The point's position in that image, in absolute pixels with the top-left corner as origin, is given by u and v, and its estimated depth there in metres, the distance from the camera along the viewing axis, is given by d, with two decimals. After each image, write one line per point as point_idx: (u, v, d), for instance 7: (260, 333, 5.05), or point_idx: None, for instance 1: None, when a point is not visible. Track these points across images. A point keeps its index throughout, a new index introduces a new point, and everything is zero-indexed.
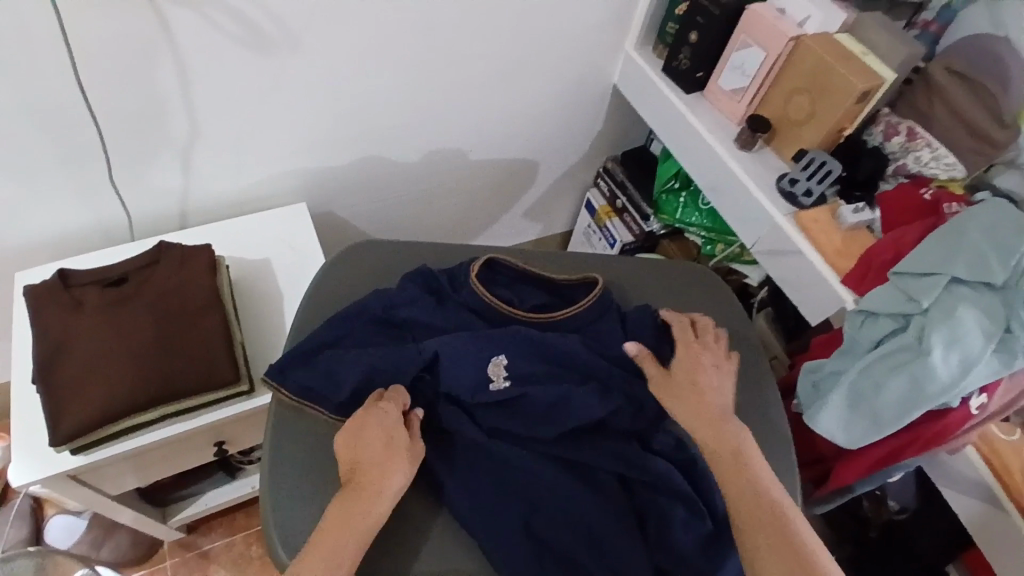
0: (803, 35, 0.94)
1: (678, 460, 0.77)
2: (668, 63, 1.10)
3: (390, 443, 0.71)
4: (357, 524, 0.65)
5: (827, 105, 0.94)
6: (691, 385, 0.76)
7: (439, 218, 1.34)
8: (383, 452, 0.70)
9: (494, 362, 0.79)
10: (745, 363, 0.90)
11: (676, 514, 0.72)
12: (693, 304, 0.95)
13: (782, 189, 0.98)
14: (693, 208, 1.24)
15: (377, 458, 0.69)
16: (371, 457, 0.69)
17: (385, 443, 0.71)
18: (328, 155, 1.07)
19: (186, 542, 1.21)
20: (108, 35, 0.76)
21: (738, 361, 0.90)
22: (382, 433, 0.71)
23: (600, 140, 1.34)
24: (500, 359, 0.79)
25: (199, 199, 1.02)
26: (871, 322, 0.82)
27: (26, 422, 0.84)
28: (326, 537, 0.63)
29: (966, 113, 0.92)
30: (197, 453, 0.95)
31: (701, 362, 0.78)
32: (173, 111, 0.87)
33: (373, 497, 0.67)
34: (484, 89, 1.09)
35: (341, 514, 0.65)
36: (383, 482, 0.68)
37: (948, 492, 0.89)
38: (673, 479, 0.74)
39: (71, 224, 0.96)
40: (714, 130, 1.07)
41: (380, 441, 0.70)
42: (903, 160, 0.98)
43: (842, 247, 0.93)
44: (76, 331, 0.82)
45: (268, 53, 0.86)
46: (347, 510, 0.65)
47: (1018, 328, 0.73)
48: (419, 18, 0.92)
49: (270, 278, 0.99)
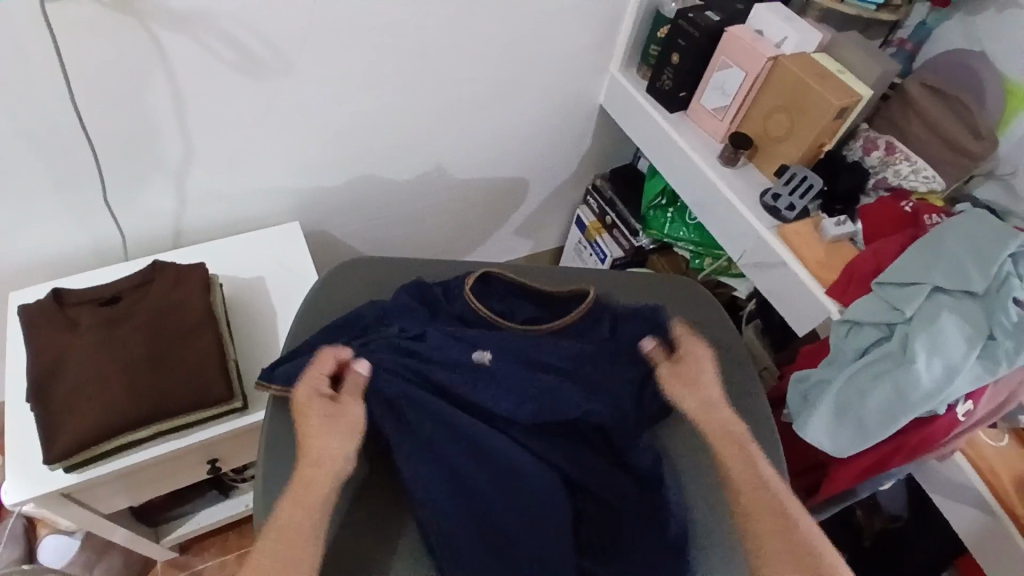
0: (780, 55, 0.97)
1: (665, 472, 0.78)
2: (653, 84, 1.13)
3: (330, 421, 0.73)
4: (306, 513, 0.67)
5: (805, 122, 0.97)
6: (690, 378, 0.81)
7: (431, 236, 1.35)
8: (321, 430, 0.72)
9: (478, 352, 0.80)
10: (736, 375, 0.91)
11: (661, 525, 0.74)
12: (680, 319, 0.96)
13: (765, 205, 1.00)
14: (682, 223, 1.26)
15: (314, 438, 0.72)
16: (309, 437, 0.72)
17: (322, 414, 0.74)
18: (321, 175, 1.08)
19: (178, 562, 1.20)
20: (104, 59, 0.77)
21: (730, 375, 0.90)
22: (324, 412, 0.74)
23: (589, 157, 1.36)
24: (485, 352, 0.80)
25: (193, 219, 1.03)
26: (856, 331, 0.84)
27: (19, 441, 0.84)
28: (281, 522, 0.66)
29: (943, 126, 0.95)
30: (190, 471, 0.95)
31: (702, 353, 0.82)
32: (166, 132, 0.89)
33: (318, 484, 0.69)
34: (474, 110, 1.11)
35: (291, 506, 0.67)
36: (322, 463, 0.70)
37: (938, 499, 0.90)
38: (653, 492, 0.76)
39: (66, 244, 0.97)
40: (698, 147, 1.09)
41: (321, 420, 0.73)
42: (882, 174, 0.99)
43: (825, 258, 0.95)
44: (70, 350, 0.83)
45: (260, 75, 0.88)
46: (299, 491, 0.68)
47: (1001, 335, 0.74)
48: (408, 40, 0.94)
49: (264, 296, 1.00)
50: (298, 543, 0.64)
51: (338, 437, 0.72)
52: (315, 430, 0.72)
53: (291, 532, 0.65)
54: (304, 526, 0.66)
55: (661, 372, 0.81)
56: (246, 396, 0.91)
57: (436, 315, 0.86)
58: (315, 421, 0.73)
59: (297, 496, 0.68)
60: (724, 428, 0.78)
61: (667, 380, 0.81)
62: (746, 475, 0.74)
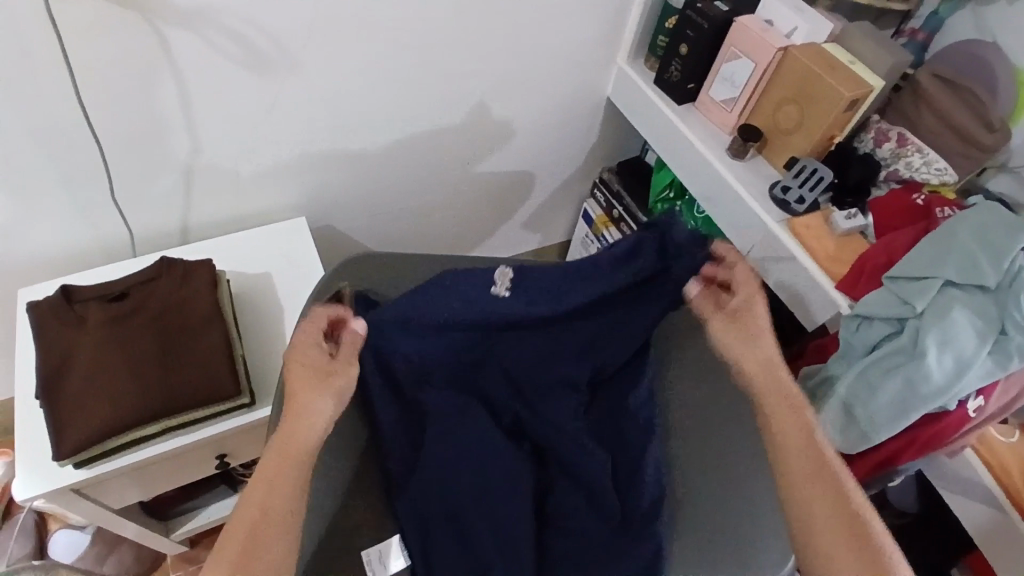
0: (790, 46, 0.96)
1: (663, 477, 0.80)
2: (660, 75, 1.11)
3: (319, 375, 0.70)
4: (291, 471, 0.66)
5: (816, 114, 0.95)
6: (740, 331, 0.77)
7: (437, 231, 1.35)
8: (307, 386, 0.69)
9: (500, 271, 0.83)
10: None
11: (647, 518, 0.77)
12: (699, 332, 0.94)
13: (775, 197, 0.99)
14: (689, 217, 1.24)
15: (302, 398, 0.68)
16: (299, 393, 0.69)
17: (313, 373, 0.70)
18: (327, 170, 1.08)
19: (189, 556, 1.21)
20: (109, 55, 0.77)
21: None
22: (314, 367, 0.70)
23: (596, 150, 1.36)
24: (506, 269, 0.83)
25: (200, 214, 1.04)
26: (866, 326, 0.83)
27: (31, 436, 0.85)
28: (268, 470, 0.66)
29: (954, 117, 0.94)
30: (198, 466, 0.96)
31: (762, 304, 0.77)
32: (172, 129, 0.89)
33: (303, 436, 0.67)
34: (479, 102, 1.10)
35: (275, 456, 0.66)
36: (312, 416, 0.68)
37: (948, 496, 0.89)
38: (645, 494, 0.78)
39: (74, 240, 0.97)
40: (706, 139, 1.08)
41: (311, 375, 0.70)
42: (894, 166, 0.98)
43: (835, 252, 0.94)
44: (79, 346, 0.83)
45: (263, 71, 0.88)
46: (287, 436, 0.67)
47: (1012, 329, 0.74)
48: (413, 33, 0.93)
49: (270, 291, 1.00)
50: (279, 501, 0.65)
51: (329, 396, 0.69)
52: (304, 385, 0.69)
53: (273, 487, 0.65)
54: (287, 483, 0.66)
55: (711, 324, 0.78)
56: (254, 392, 0.91)
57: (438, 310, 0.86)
58: (302, 377, 0.70)
59: (286, 445, 0.67)
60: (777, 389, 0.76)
61: (719, 333, 0.78)
62: (799, 448, 0.73)
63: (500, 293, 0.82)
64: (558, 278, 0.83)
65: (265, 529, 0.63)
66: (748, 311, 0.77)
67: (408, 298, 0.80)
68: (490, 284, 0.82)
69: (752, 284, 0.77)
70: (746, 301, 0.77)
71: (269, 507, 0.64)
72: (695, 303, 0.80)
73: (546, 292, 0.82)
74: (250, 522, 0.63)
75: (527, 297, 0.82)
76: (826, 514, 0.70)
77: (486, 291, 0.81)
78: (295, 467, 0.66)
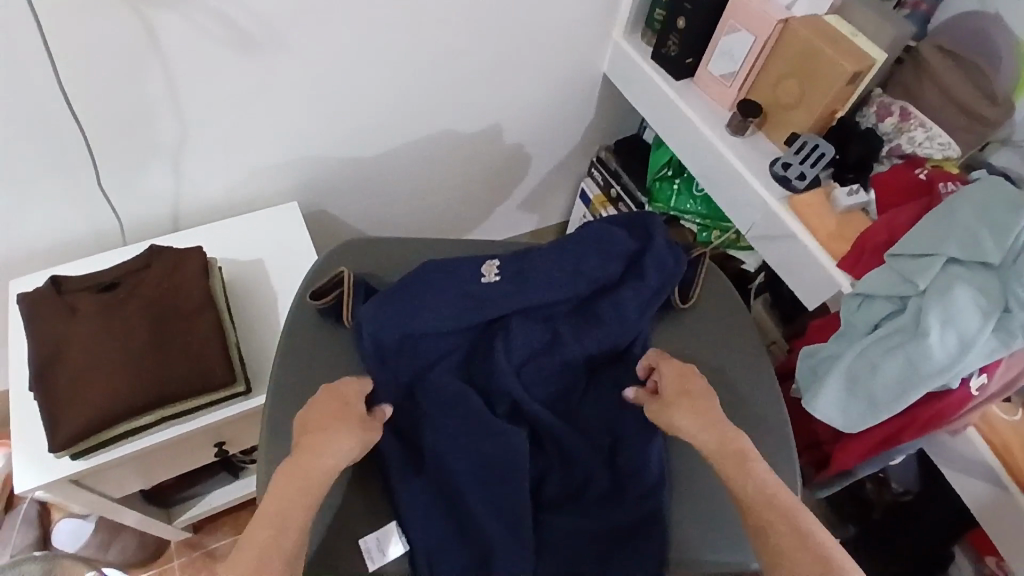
0: (791, 18, 0.93)
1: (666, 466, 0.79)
2: (658, 50, 1.09)
3: (333, 415, 0.71)
4: (299, 504, 0.65)
5: (818, 89, 0.93)
6: (671, 404, 0.76)
7: (433, 213, 1.33)
8: (325, 420, 0.71)
9: (487, 263, 0.83)
10: (741, 365, 0.87)
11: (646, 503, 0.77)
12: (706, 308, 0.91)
13: (775, 174, 0.97)
14: (688, 195, 1.23)
15: (322, 435, 0.69)
16: (320, 430, 0.70)
17: (338, 410, 0.72)
18: (318, 153, 1.06)
19: (192, 541, 1.22)
20: (92, 39, 0.75)
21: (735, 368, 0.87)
22: (334, 409, 0.72)
23: (592, 128, 1.33)
24: (493, 261, 0.83)
25: (191, 201, 1.02)
26: (868, 304, 0.82)
27: (26, 428, 0.84)
28: (273, 503, 0.65)
29: (957, 92, 0.92)
30: (198, 454, 0.95)
31: (681, 374, 0.78)
32: (159, 115, 0.87)
33: (314, 469, 0.67)
34: (473, 81, 1.08)
35: (284, 484, 0.66)
36: (327, 453, 0.68)
37: (950, 473, 0.88)
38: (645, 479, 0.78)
39: (64, 229, 0.95)
40: (705, 116, 1.06)
41: (333, 419, 0.71)
42: (896, 142, 0.95)
43: (836, 230, 0.92)
44: (71, 336, 0.82)
45: (251, 52, 0.86)
46: (293, 471, 0.67)
47: (1016, 306, 0.72)
48: (402, 11, 0.91)
49: (263, 278, 0.99)
50: (281, 531, 0.63)
51: (350, 437, 0.70)
52: (324, 424, 0.70)
53: (280, 519, 0.64)
54: (294, 516, 0.64)
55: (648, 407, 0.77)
56: (250, 379, 0.90)
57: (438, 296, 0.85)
58: (322, 411, 0.72)
59: (293, 481, 0.66)
60: (725, 443, 0.72)
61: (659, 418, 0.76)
62: (754, 488, 0.69)
63: (489, 278, 0.82)
64: (552, 262, 0.82)
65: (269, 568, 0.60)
66: (671, 384, 0.78)
67: (400, 286, 0.81)
68: (479, 277, 0.82)
69: (669, 365, 0.79)
70: (668, 377, 0.78)
71: (274, 538, 0.62)
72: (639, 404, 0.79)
73: (542, 274, 0.81)
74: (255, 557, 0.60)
75: (518, 278, 0.81)
76: (790, 547, 0.65)
77: (474, 277, 0.82)
78: (301, 501, 0.65)
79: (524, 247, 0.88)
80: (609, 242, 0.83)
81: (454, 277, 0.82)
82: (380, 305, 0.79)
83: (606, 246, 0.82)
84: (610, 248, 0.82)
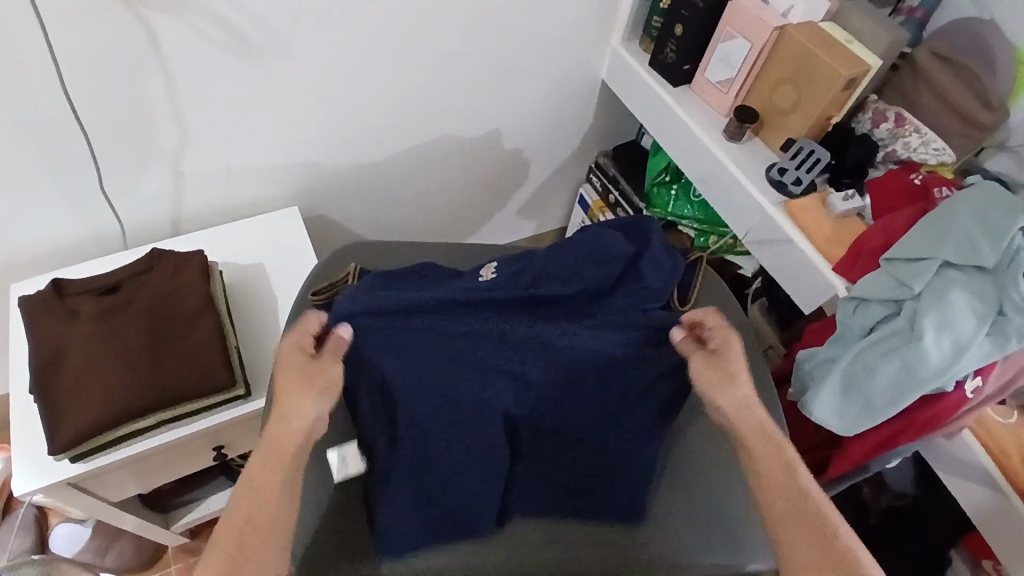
0: (787, 25, 0.94)
1: None
2: (656, 57, 1.10)
3: (305, 376, 0.72)
4: (275, 476, 0.69)
5: (814, 94, 0.94)
6: (720, 373, 0.75)
7: (432, 218, 1.34)
8: (292, 384, 0.72)
9: (486, 266, 0.84)
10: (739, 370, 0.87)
11: None
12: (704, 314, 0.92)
13: (771, 180, 0.99)
14: (686, 201, 1.24)
15: (287, 399, 0.71)
16: (286, 399, 0.72)
17: (299, 369, 0.72)
18: (318, 158, 1.07)
19: (190, 547, 1.21)
20: (95, 44, 0.76)
21: None
22: (300, 370, 0.72)
23: (591, 134, 1.34)
24: (491, 264, 0.84)
25: (192, 206, 1.03)
26: (863, 308, 0.82)
27: (26, 431, 0.84)
28: (251, 476, 0.69)
29: (952, 98, 0.93)
30: (197, 457, 0.96)
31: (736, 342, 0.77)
32: (161, 119, 0.88)
33: (283, 438, 0.71)
34: (472, 86, 1.09)
35: (261, 458, 0.70)
36: (294, 419, 0.71)
37: (946, 477, 0.89)
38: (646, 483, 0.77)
39: (65, 233, 0.96)
40: (702, 122, 1.07)
41: (297, 382, 0.72)
42: (891, 147, 0.97)
43: (833, 235, 0.93)
44: (71, 340, 0.83)
45: (250, 57, 0.86)
46: (268, 444, 0.70)
47: (1011, 311, 0.73)
48: (401, 17, 0.92)
49: (264, 282, 1.00)
50: (267, 507, 0.67)
51: (308, 398, 0.72)
52: (289, 389, 0.72)
53: (262, 491, 0.68)
54: (275, 488, 0.68)
55: (695, 367, 0.75)
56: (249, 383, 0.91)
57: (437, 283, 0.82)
58: (289, 373, 0.72)
59: (269, 453, 0.70)
60: (751, 423, 0.75)
61: (700, 376, 0.76)
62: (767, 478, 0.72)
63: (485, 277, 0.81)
64: (551, 256, 0.82)
65: (252, 538, 0.65)
66: (727, 350, 0.76)
67: (403, 274, 0.83)
68: (477, 276, 0.82)
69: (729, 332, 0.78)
70: (724, 342, 0.76)
71: (261, 513, 0.66)
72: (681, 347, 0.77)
73: (540, 271, 0.81)
74: (239, 530, 0.65)
75: (514, 278, 0.81)
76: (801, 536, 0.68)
77: (471, 277, 0.82)
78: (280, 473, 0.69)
79: (523, 251, 0.89)
80: (604, 245, 0.82)
81: (448, 283, 0.82)
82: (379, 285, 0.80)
83: (606, 245, 0.82)
84: (611, 244, 0.82)
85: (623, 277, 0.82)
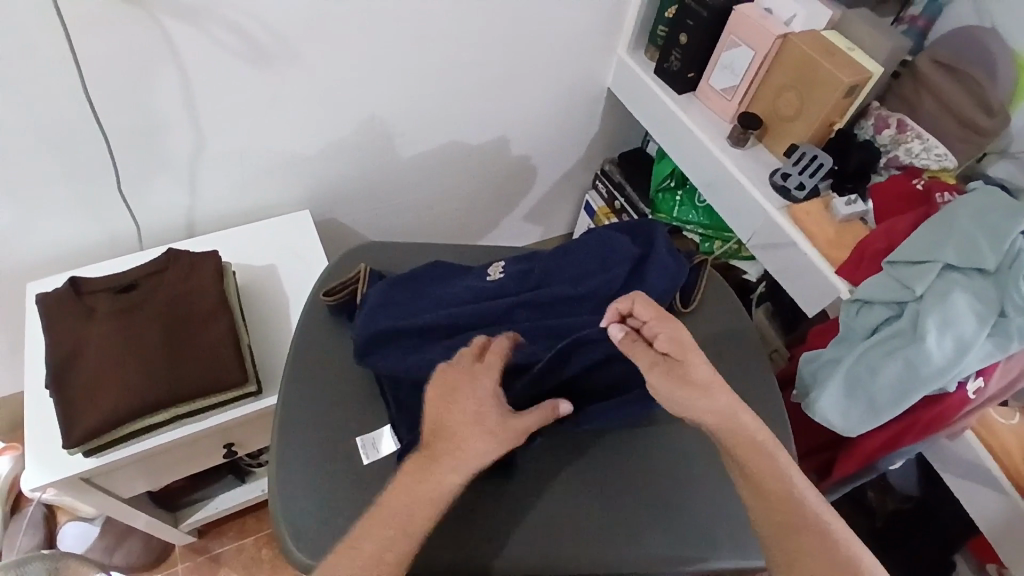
0: (790, 33, 0.96)
1: (665, 466, 0.79)
2: (661, 65, 1.12)
3: (465, 391, 0.65)
4: (408, 511, 0.61)
5: (816, 101, 0.96)
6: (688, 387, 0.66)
7: (439, 222, 1.36)
8: (467, 425, 0.64)
9: (494, 265, 0.86)
10: (742, 370, 0.88)
11: (653, 503, 0.76)
12: (710, 316, 0.93)
13: (775, 184, 0.99)
14: (691, 206, 1.26)
15: (454, 437, 0.63)
16: (443, 437, 0.64)
17: (476, 411, 0.64)
18: (329, 164, 1.09)
19: (197, 547, 1.22)
20: (113, 47, 0.78)
21: (736, 372, 0.88)
22: (468, 394, 0.65)
23: (597, 141, 1.36)
24: (499, 263, 0.86)
25: (206, 208, 1.05)
26: (866, 310, 0.83)
27: (40, 426, 0.86)
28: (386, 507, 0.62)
29: (953, 103, 0.95)
30: (208, 455, 0.97)
31: (691, 342, 0.67)
32: (175, 123, 0.90)
33: (431, 472, 0.63)
34: (483, 91, 1.11)
35: (399, 490, 0.62)
36: (459, 463, 0.63)
37: (951, 478, 0.89)
38: (651, 478, 0.78)
39: (81, 233, 0.98)
40: (706, 128, 1.09)
41: (470, 414, 0.64)
42: (893, 153, 0.98)
43: (835, 238, 0.94)
44: (88, 336, 0.85)
45: (267, 64, 0.89)
46: (413, 479, 0.63)
47: (1012, 311, 0.73)
48: (415, 27, 0.94)
49: (275, 282, 1.01)
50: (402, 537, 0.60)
51: (473, 430, 0.63)
52: (449, 417, 0.64)
53: (391, 530, 0.61)
54: (415, 519, 0.61)
55: (654, 382, 0.66)
56: (261, 381, 0.92)
57: (450, 279, 0.86)
58: (463, 411, 0.64)
59: (411, 485, 0.63)
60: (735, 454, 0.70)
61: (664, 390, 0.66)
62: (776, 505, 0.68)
63: (493, 278, 0.84)
64: (555, 258, 0.84)
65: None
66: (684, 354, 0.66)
67: (419, 273, 0.86)
68: (485, 276, 0.84)
69: (676, 329, 0.67)
70: (671, 340, 0.67)
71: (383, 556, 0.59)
72: (626, 350, 0.69)
73: (548, 270, 0.83)
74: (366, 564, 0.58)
75: (519, 276, 0.83)
76: None
77: (480, 276, 0.85)
78: (414, 510, 0.62)
79: (529, 251, 0.90)
80: (609, 247, 0.82)
81: (460, 282, 0.85)
82: (396, 288, 0.83)
83: (607, 245, 0.82)
84: (612, 243, 0.82)
85: (635, 269, 0.81)
